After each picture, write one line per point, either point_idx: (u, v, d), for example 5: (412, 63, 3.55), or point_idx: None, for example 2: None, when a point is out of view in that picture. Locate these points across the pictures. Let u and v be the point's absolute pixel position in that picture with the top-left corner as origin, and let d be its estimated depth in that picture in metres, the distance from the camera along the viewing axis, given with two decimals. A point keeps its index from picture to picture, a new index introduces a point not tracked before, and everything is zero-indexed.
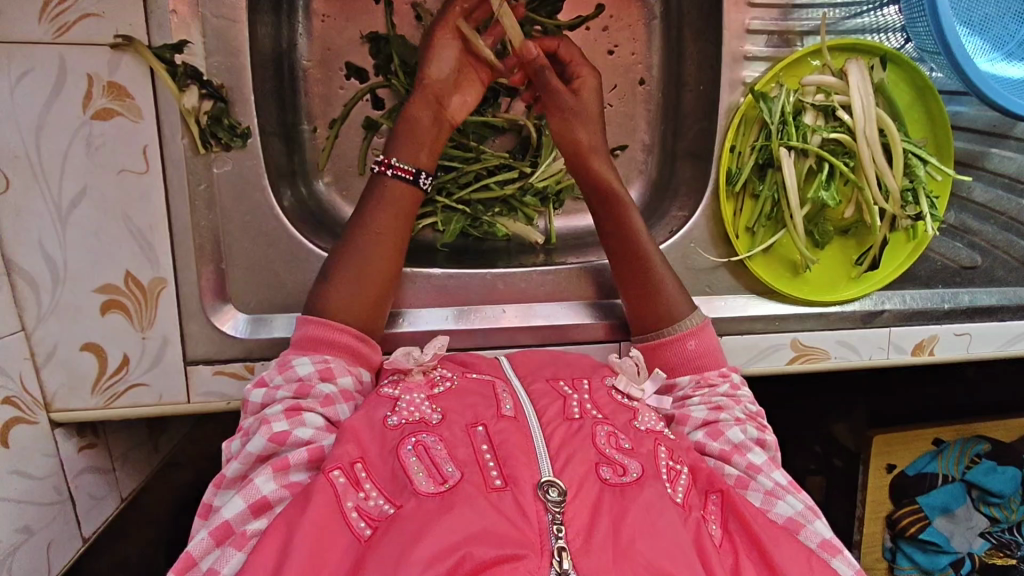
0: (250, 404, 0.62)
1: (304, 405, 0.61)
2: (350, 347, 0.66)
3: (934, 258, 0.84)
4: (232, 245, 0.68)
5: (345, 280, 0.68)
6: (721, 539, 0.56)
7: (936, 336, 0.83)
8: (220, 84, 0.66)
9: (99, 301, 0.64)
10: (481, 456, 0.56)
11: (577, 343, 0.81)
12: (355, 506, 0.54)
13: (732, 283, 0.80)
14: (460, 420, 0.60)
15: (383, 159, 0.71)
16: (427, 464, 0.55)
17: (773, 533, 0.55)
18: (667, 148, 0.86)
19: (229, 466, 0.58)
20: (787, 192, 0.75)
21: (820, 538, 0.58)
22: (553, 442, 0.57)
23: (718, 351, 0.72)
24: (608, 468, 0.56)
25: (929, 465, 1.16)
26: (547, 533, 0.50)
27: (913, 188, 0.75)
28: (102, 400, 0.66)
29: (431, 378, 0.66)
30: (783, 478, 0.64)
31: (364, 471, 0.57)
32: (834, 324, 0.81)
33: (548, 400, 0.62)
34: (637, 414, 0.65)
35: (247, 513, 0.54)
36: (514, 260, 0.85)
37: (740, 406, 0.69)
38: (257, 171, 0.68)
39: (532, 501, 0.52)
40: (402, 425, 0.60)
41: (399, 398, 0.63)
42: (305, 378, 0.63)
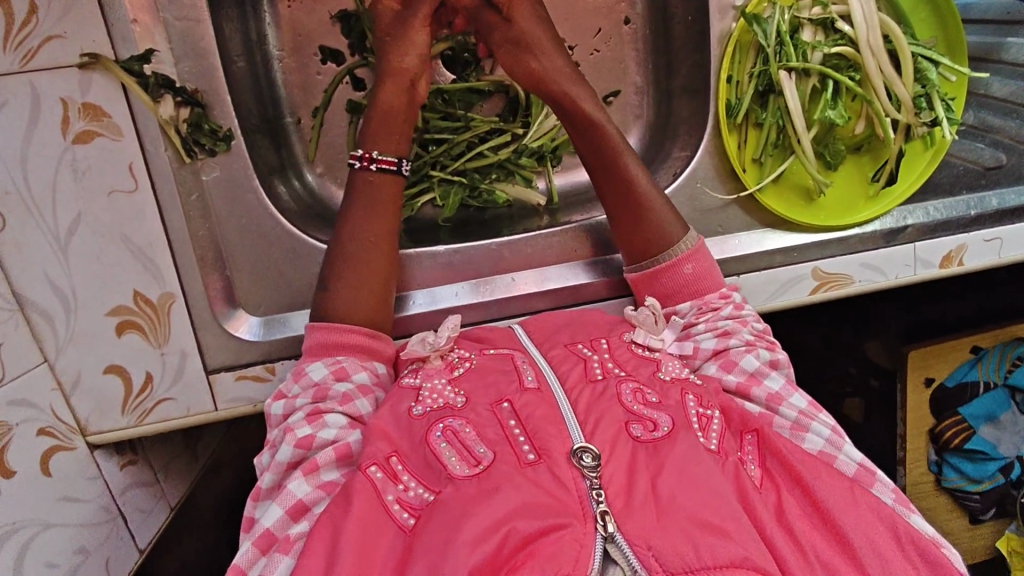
0: (273, 417, 0.63)
1: (324, 407, 0.61)
2: (361, 345, 0.66)
3: (955, 163, 0.80)
4: (233, 250, 0.67)
5: (347, 279, 0.67)
6: (761, 479, 0.56)
7: (965, 246, 0.80)
8: (195, 88, 0.65)
9: (113, 323, 0.65)
10: (510, 431, 0.55)
11: (591, 301, 0.80)
12: (395, 498, 0.54)
13: (745, 220, 0.77)
14: (485, 398, 0.59)
15: (362, 155, 0.69)
16: (458, 448, 0.55)
17: (813, 468, 0.57)
18: (662, 87, 0.82)
19: (263, 477, 0.59)
20: (792, 117, 0.71)
21: (854, 467, 0.59)
22: (580, 408, 0.56)
23: (714, 274, 0.71)
24: (638, 425, 0.56)
25: (968, 375, 1.16)
26: (588, 499, 0.50)
27: (926, 93, 0.71)
28: (133, 419, 0.67)
29: (449, 361, 0.65)
30: (803, 401, 0.64)
31: (399, 463, 0.56)
32: (854, 247, 0.78)
33: (569, 364, 0.62)
34: (660, 365, 0.64)
35: (287, 518, 0.55)
36: (518, 226, 0.83)
37: (746, 328, 0.68)
38: (247, 171, 0.67)
39: (568, 469, 0.52)
40: (427, 413, 0.59)
41: (422, 386, 0.63)
42: (321, 382, 0.63)
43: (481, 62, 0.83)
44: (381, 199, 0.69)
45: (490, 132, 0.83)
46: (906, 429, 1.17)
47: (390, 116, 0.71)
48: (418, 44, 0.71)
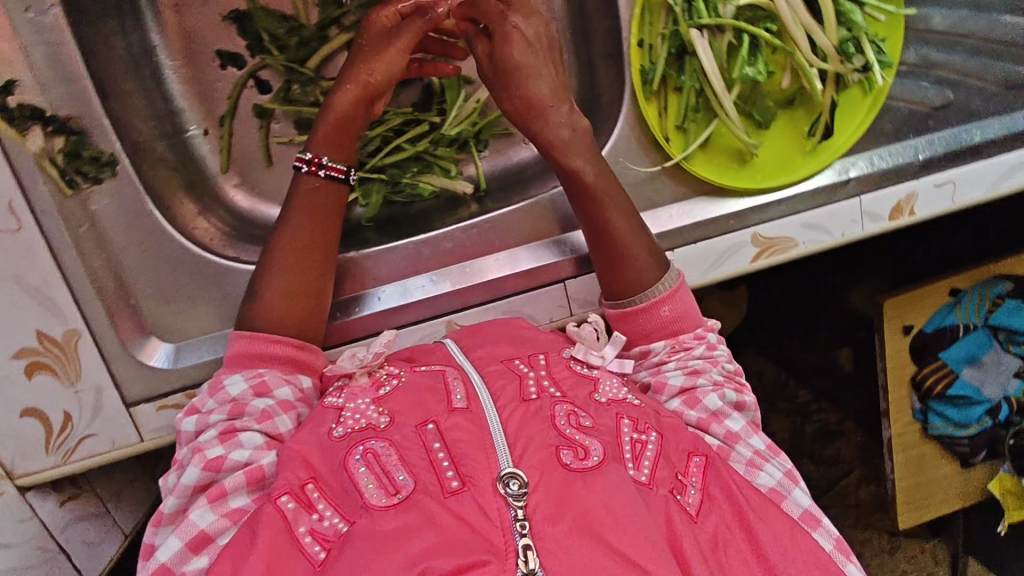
0: (183, 433, 0.61)
1: (239, 425, 0.59)
2: (286, 357, 0.65)
3: (898, 106, 0.75)
4: (136, 277, 0.65)
5: (275, 290, 0.66)
6: (700, 504, 0.55)
7: (914, 194, 0.76)
8: (68, 115, 0.62)
9: (22, 365, 0.63)
10: (434, 455, 0.54)
11: (521, 292, 0.75)
12: (308, 530, 0.53)
13: (676, 191, 0.73)
14: (411, 419, 0.58)
15: (310, 158, 0.69)
16: (379, 474, 0.54)
17: (756, 505, 0.56)
18: (582, 57, 0.77)
19: (166, 502, 0.57)
20: (710, 78, 0.66)
21: (800, 510, 0.59)
22: (510, 428, 0.56)
23: (692, 314, 0.68)
24: (569, 452, 0.55)
25: (947, 319, 1.12)
26: (510, 531, 0.49)
27: (853, 37, 0.66)
28: (60, 458, 0.66)
29: (376, 378, 0.64)
30: (761, 444, 0.63)
31: (315, 491, 0.55)
32: (795, 207, 0.75)
33: (503, 380, 0.61)
34: (598, 384, 0.64)
35: (186, 551, 0.54)
36: (443, 219, 0.80)
37: (718, 367, 0.66)
38: (138, 193, 0.65)
39: (492, 499, 0.51)
40: (349, 436, 0.58)
41: (344, 407, 0.61)
42: (238, 398, 0.61)
43: None
44: (320, 208, 0.68)
45: (405, 124, 0.80)
46: (886, 381, 1.13)
47: (343, 128, 0.69)
48: (393, 61, 0.68)
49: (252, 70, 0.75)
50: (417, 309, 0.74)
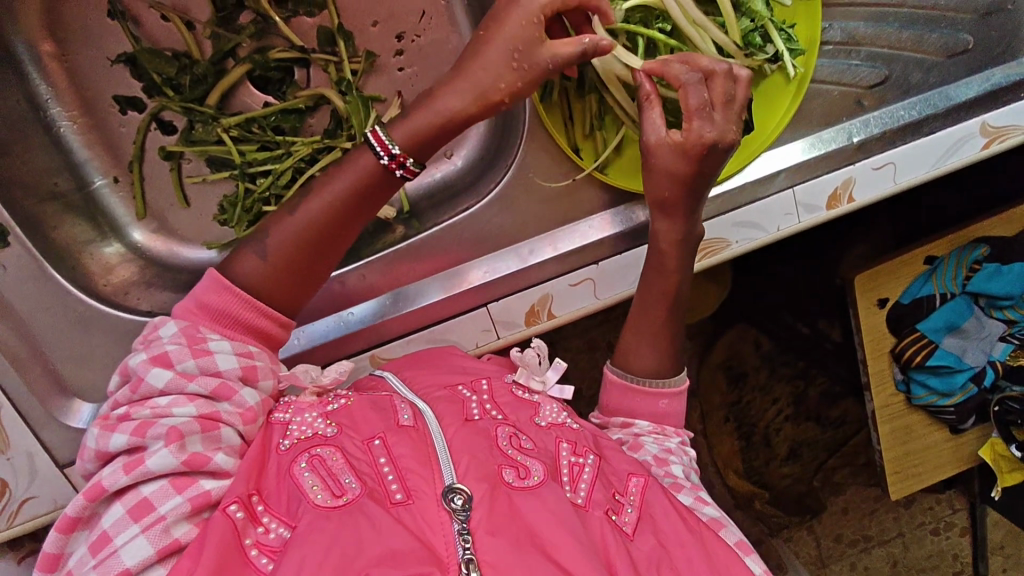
0: (148, 391, 0.52)
1: (224, 418, 0.53)
2: (270, 334, 0.60)
3: (827, 88, 0.71)
4: (53, 341, 0.67)
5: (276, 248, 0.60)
6: (634, 525, 0.55)
7: (851, 179, 0.71)
8: None
9: None
10: (380, 468, 0.53)
11: (443, 320, 0.70)
12: (253, 541, 0.49)
13: (594, 199, 0.70)
14: (358, 431, 0.56)
15: (396, 154, 0.58)
16: (323, 476, 0.52)
17: (695, 526, 0.56)
18: None
19: (112, 479, 0.49)
20: (608, 87, 0.64)
21: (738, 538, 0.59)
22: (453, 444, 0.54)
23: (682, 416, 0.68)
24: (511, 470, 0.54)
25: (924, 288, 1.06)
26: (454, 544, 0.48)
27: (757, 28, 0.62)
28: (5, 520, 0.67)
29: (324, 399, 0.61)
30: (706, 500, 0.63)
31: (261, 503, 0.51)
32: (725, 206, 0.71)
33: (445, 402, 0.59)
34: (539, 409, 0.64)
35: (151, 559, 0.48)
36: (371, 245, 0.76)
37: (689, 457, 0.66)
38: (33, 256, 0.67)
39: (437, 512, 0.50)
40: (295, 446, 0.55)
41: (291, 421, 0.57)
42: (227, 378, 0.54)
43: (294, 75, 0.76)
44: (365, 201, 0.60)
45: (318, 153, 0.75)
46: (866, 354, 1.08)
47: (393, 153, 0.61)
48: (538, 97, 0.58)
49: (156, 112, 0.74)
50: (332, 350, 0.70)
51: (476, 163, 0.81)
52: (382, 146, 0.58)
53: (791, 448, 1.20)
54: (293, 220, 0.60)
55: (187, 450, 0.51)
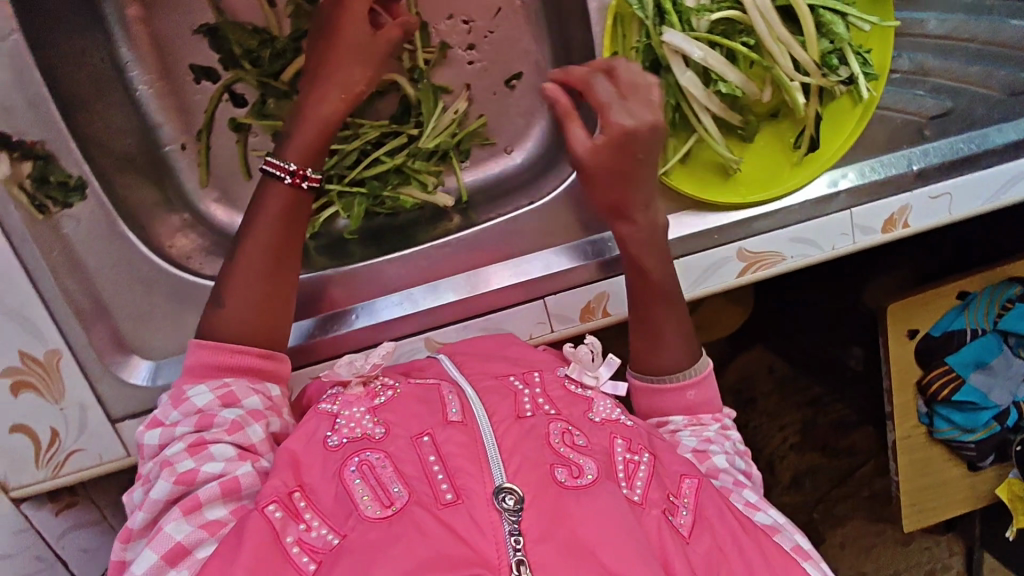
0: (147, 448, 0.60)
1: (209, 438, 0.59)
2: (250, 366, 0.64)
3: (893, 117, 0.72)
4: (116, 297, 0.67)
5: (241, 297, 0.66)
6: (689, 527, 0.55)
7: (908, 207, 0.73)
8: (39, 139, 0.63)
9: (7, 383, 0.65)
10: (430, 468, 0.54)
11: (504, 308, 0.74)
12: (296, 540, 0.53)
13: (657, 206, 0.71)
14: (405, 433, 0.58)
15: (294, 169, 0.67)
16: (372, 485, 0.54)
17: (749, 529, 0.56)
18: (562, 63, 0.78)
19: (134, 518, 0.56)
20: (688, 96, 0.63)
21: (793, 543, 0.58)
22: (505, 444, 0.55)
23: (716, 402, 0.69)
24: (563, 469, 0.55)
25: (956, 321, 1.07)
26: (505, 545, 0.49)
27: (836, 49, 0.62)
28: (49, 472, 0.69)
29: (371, 389, 0.65)
30: (753, 493, 0.62)
31: (303, 500, 0.56)
32: (782, 221, 0.72)
33: (498, 397, 0.60)
34: (593, 404, 0.65)
35: (162, 564, 0.53)
36: (427, 232, 0.79)
37: (729, 439, 0.66)
38: (110, 212, 0.66)
39: (486, 511, 0.51)
40: (343, 446, 0.59)
41: (339, 415, 0.62)
42: (204, 409, 0.60)
43: None
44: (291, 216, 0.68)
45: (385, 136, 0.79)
46: (891, 383, 1.09)
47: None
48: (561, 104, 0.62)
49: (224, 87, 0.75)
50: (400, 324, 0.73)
51: (537, 160, 0.82)
52: (282, 165, 0.67)
53: (805, 471, 1.19)
54: (232, 270, 0.67)
55: (177, 472, 0.57)
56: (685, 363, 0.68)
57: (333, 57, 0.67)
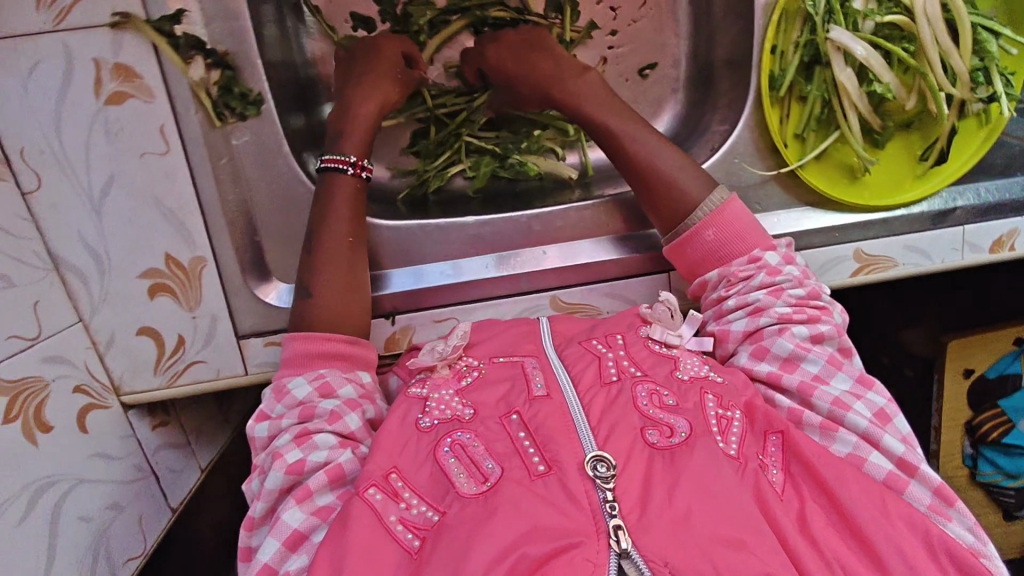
0: (258, 440, 0.57)
1: (312, 428, 0.55)
2: (340, 353, 0.62)
3: (1012, 142, 0.76)
4: (263, 215, 0.68)
5: (327, 286, 0.63)
6: (784, 485, 0.50)
7: (1017, 231, 0.75)
8: (225, 51, 0.63)
9: (145, 285, 0.65)
10: (519, 442, 0.50)
11: (624, 276, 0.74)
12: (399, 519, 0.48)
13: (785, 198, 0.74)
14: (494, 411, 0.54)
15: (355, 160, 0.67)
16: (466, 464, 0.50)
17: (841, 472, 0.50)
18: (702, 59, 0.80)
19: (254, 507, 0.53)
20: (840, 90, 0.68)
21: (885, 470, 0.51)
22: (593, 413, 0.51)
23: (744, 234, 0.64)
24: (654, 431, 0.51)
25: (1011, 366, 1.01)
26: (601, 513, 0.44)
27: (983, 67, 0.67)
28: (165, 380, 0.69)
29: (458, 370, 0.60)
30: (848, 380, 0.57)
31: (400, 481, 0.51)
32: (900, 229, 0.75)
33: (583, 364, 0.57)
34: (679, 363, 0.59)
35: (284, 551, 0.49)
36: (549, 199, 0.80)
37: (783, 298, 0.61)
38: (278, 137, 0.67)
39: (579, 482, 0.46)
40: (435, 427, 0.54)
41: (428, 397, 0.57)
42: (306, 401, 0.57)
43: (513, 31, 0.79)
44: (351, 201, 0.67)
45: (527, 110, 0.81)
46: (939, 421, 1.02)
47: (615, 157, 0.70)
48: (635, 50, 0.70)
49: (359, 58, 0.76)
50: (509, 282, 0.73)
51: None
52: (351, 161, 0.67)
53: None
54: (314, 263, 0.64)
55: (286, 461, 0.53)
56: (704, 188, 0.66)
57: (370, 75, 0.70)
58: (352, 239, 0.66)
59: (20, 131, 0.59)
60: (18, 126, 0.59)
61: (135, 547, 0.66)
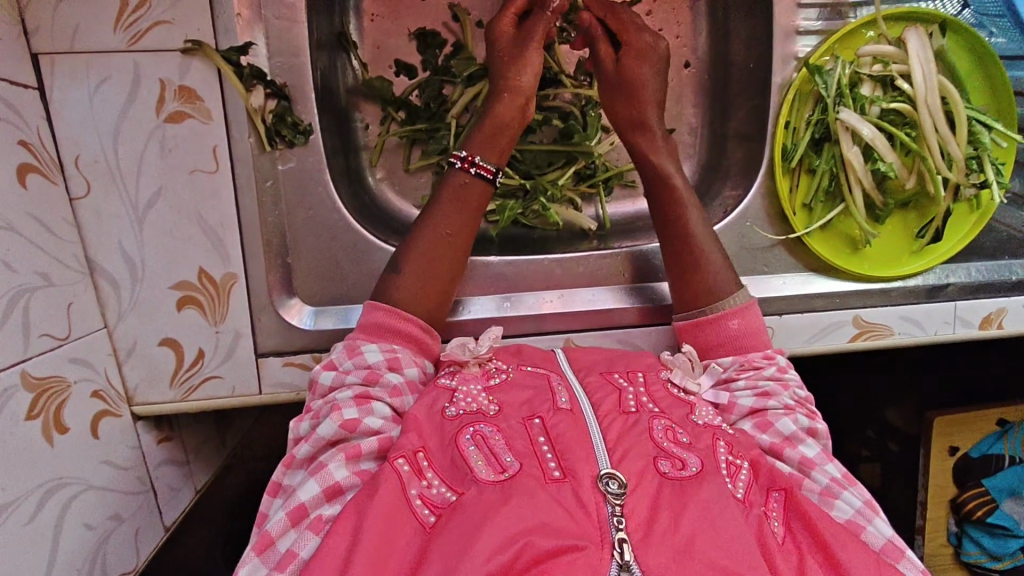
0: (319, 386, 0.60)
1: (374, 393, 0.58)
2: (414, 336, 0.64)
3: (998, 229, 0.81)
4: (297, 238, 0.70)
5: (417, 267, 0.66)
6: (784, 538, 0.51)
7: (1005, 309, 0.79)
8: (283, 83, 0.69)
9: (175, 297, 0.67)
10: (538, 447, 0.51)
11: (633, 325, 0.77)
12: (419, 494, 0.50)
13: (790, 262, 0.78)
14: (517, 412, 0.56)
15: (465, 156, 0.69)
16: (486, 453, 0.51)
17: (841, 534, 0.50)
18: (715, 130, 0.85)
19: (299, 448, 0.56)
20: (846, 165, 0.74)
21: (882, 541, 0.54)
22: (610, 435, 0.52)
23: (761, 334, 0.68)
24: (666, 462, 0.51)
25: (993, 447, 0.99)
26: (608, 526, 0.46)
27: (977, 156, 0.74)
28: (180, 393, 0.69)
29: (487, 370, 0.62)
30: (836, 472, 0.59)
31: (426, 460, 0.53)
32: (895, 300, 0.79)
33: (604, 393, 0.57)
34: (694, 408, 0.61)
35: (321, 497, 0.52)
36: (568, 247, 0.83)
37: (789, 392, 0.64)
38: (320, 166, 0.71)
39: (591, 492, 0.48)
40: (460, 416, 0.55)
41: (457, 389, 0.59)
42: (374, 366, 0.60)
43: (545, 88, 0.82)
44: (469, 201, 0.69)
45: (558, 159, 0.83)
46: (924, 497, 1.00)
47: (653, 181, 0.73)
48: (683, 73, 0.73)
49: (396, 95, 0.80)
50: (531, 321, 0.76)
51: None
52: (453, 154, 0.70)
53: None
54: (412, 243, 0.67)
55: (342, 416, 0.56)
56: (731, 284, 0.69)
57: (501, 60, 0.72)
58: (452, 233, 0.68)
59: (82, 140, 0.62)
60: (80, 135, 0.62)
61: (127, 562, 0.65)
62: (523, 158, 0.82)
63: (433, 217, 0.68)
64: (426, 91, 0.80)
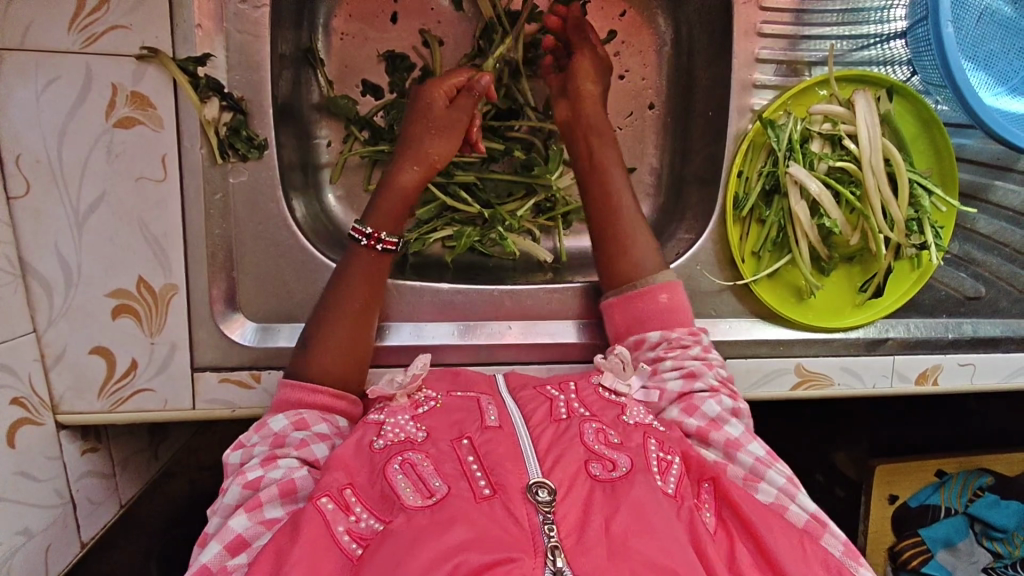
0: (229, 467, 0.59)
1: (280, 452, 0.58)
2: (320, 402, 0.63)
3: (937, 287, 0.83)
4: (243, 252, 0.69)
5: (328, 338, 0.65)
6: (715, 529, 0.52)
7: (940, 366, 0.81)
8: (241, 96, 0.68)
9: (110, 305, 0.65)
10: (466, 465, 0.51)
11: (582, 361, 0.77)
12: (346, 529, 0.49)
13: (737, 307, 0.79)
14: (446, 434, 0.55)
15: (371, 232, 0.68)
16: (413, 479, 0.51)
17: (765, 517, 0.52)
18: (676, 171, 0.86)
19: (210, 523, 0.56)
20: (794, 219, 0.76)
21: (804, 518, 0.55)
22: (541, 445, 0.52)
23: (687, 310, 0.69)
24: (597, 465, 0.51)
25: (931, 498, 0.99)
26: (540, 534, 0.45)
27: (918, 218, 0.76)
28: (108, 404, 0.67)
29: (415, 401, 0.61)
30: (761, 449, 0.60)
31: (354, 495, 0.52)
32: (837, 351, 0.80)
33: (535, 403, 0.58)
34: (626, 409, 0.60)
35: (226, 554, 0.51)
36: (520, 278, 0.84)
37: (712, 371, 0.65)
38: (272, 182, 0.69)
39: (522, 504, 0.47)
40: (388, 447, 0.55)
41: (385, 421, 0.58)
42: (279, 431, 0.59)
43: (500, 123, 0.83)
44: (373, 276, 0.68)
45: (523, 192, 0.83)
46: (864, 544, 1.00)
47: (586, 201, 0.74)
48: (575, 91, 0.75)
49: (360, 115, 0.80)
50: (478, 350, 0.75)
51: None
52: (359, 228, 0.68)
53: None
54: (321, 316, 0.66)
55: (246, 477, 0.55)
56: (653, 258, 0.71)
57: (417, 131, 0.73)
58: (361, 304, 0.67)
59: (25, 140, 0.61)
60: (23, 135, 0.61)
61: None
62: (484, 187, 0.82)
63: (338, 291, 0.67)
64: (391, 113, 0.79)
